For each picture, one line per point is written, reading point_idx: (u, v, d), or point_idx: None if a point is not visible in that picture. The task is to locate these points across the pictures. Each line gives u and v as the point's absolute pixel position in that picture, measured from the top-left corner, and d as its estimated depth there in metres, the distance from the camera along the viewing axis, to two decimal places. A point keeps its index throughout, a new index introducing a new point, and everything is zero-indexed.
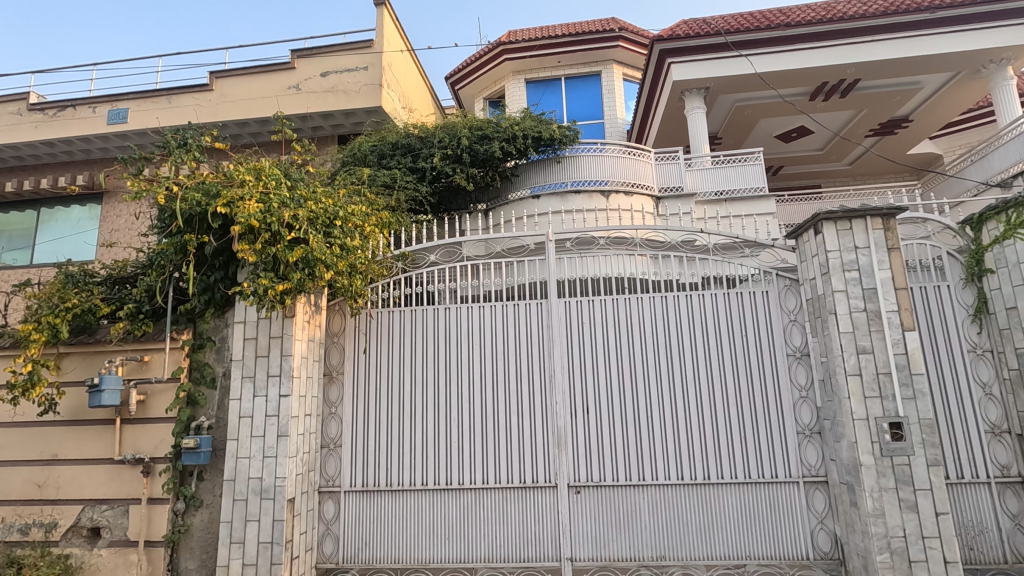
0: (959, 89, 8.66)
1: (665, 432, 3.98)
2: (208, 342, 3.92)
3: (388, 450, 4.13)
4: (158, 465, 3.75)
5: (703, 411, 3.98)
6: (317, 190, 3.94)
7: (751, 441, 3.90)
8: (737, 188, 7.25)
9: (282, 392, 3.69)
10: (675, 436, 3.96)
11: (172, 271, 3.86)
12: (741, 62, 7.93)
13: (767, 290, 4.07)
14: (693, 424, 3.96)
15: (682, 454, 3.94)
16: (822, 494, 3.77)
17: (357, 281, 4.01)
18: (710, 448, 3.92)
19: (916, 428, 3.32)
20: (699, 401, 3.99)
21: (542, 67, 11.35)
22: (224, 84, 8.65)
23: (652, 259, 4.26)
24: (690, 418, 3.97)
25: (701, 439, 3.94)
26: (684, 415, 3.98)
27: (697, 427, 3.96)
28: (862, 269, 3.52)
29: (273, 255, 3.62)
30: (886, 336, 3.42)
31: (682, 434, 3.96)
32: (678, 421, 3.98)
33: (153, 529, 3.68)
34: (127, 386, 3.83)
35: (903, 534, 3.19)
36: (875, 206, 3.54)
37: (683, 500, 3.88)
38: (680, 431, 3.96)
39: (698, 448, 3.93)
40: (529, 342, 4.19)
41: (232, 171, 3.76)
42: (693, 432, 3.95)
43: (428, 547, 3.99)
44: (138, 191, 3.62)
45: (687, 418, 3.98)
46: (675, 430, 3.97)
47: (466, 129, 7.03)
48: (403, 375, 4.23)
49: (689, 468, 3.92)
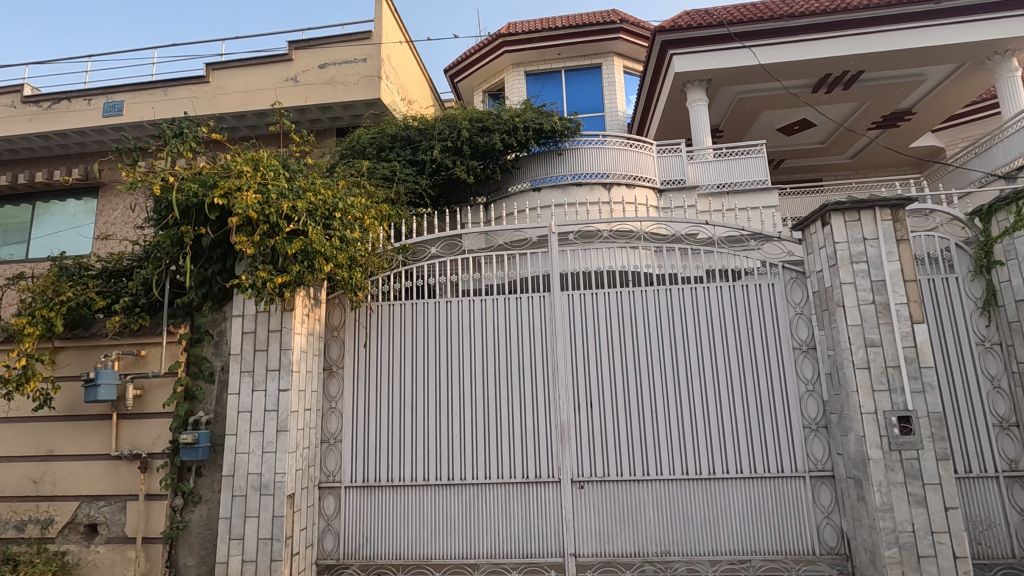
0: (963, 81, 8.58)
1: (665, 374, 4.00)
2: (206, 335, 3.86)
3: (389, 444, 4.08)
4: (156, 461, 3.70)
5: (703, 360, 3.98)
6: (316, 182, 3.88)
7: (751, 391, 3.91)
8: (739, 181, 7.18)
9: (281, 386, 3.65)
10: (675, 379, 3.98)
11: (169, 264, 3.79)
12: (745, 53, 7.86)
13: (772, 282, 4.02)
14: (692, 368, 3.98)
15: (682, 397, 3.95)
16: (828, 488, 3.73)
17: (357, 273, 3.95)
18: (710, 392, 3.94)
19: (925, 422, 3.26)
20: (699, 343, 4.00)
21: (542, 59, 11.24)
22: (221, 76, 8.55)
23: (656, 252, 4.21)
24: (690, 361, 3.99)
25: (701, 383, 3.96)
26: (684, 358, 4.00)
27: (697, 371, 3.97)
28: (870, 261, 3.46)
29: (272, 247, 3.58)
30: (894, 328, 3.36)
31: (682, 377, 3.98)
32: (678, 364, 4.00)
33: (151, 525, 3.62)
34: (124, 380, 3.76)
35: (911, 529, 3.15)
36: (883, 197, 3.48)
37: (689, 491, 3.85)
38: (680, 374, 3.98)
39: (699, 397, 3.94)
40: (530, 334, 4.13)
41: (228, 162, 3.70)
42: (693, 376, 3.97)
43: (428, 544, 3.95)
44: (133, 181, 3.56)
45: (687, 361, 3.99)
46: (675, 373, 3.99)
47: (466, 121, 6.96)
48: (403, 369, 4.18)
49: (690, 416, 3.93)
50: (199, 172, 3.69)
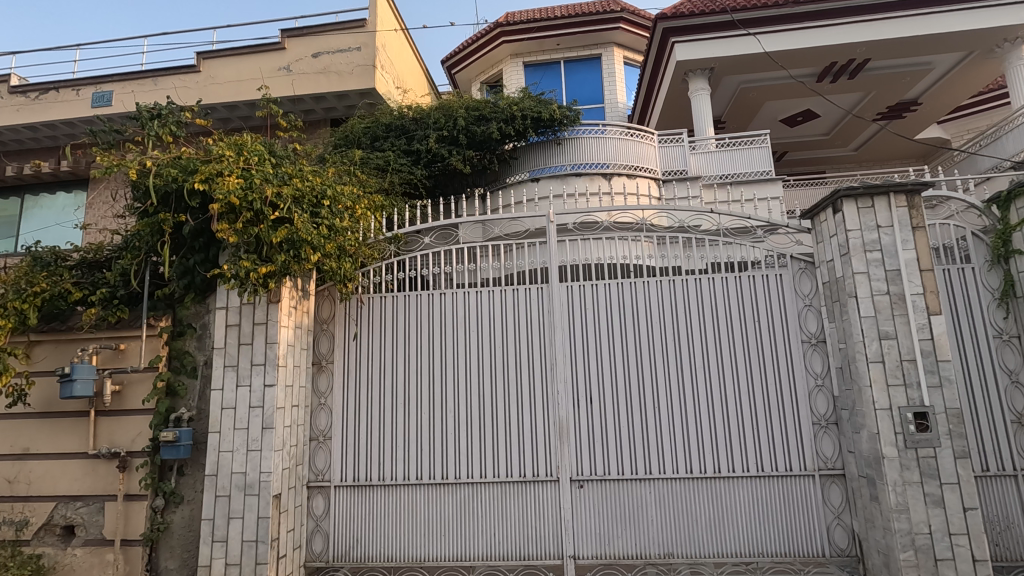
0: (971, 69, 8.40)
1: (665, 332, 3.87)
2: (189, 329, 3.69)
3: (382, 442, 3.92)
4: (135, 459, 3.54)
5: (703, 307, 3.88)
6: (304, 168, 3.71)
7: (751, 329, 3.81)
8: (744, 172, 7.01)
9: (267, 381, 3.48)
10: (675, 333, 3.87)
11: (147, 253, 3.64)
12: (749, 41, 7.66)
13: (780, 275, 3.85)
14: (692, 317, 3.87)
15: (682, 351, 3.84)
16: (838, 487, 3.57)
17: (346, 264, 3.78)
18: (710, 337, 3.84)
19: (943, 419, 3.10)
20: (699, 290, 3.90)
21: (541, 50, 11.05)
22: (212, 65, 8.36)
23: (658, 244, 4.05)
24: (690, 311, 3.88)
25: (701, 330, 3.85)
26: (684, 310, 3.89)
27: (697, 320, 3.86)
28: (884, 250, 3.30)
29: (255, 235, 3.40)
30: (910, 320, 3.20)
31: (682, 330, 3.86)
32: (678, 319, 3.88)
33: (129, 527, 3.46)
34: (102, 375, 3.60)
35: (928, 530, 2.99)
36: (898, 181, 3.31)
37: (693, 465, 3.71)
38: (680, 327, 3.87)
39: (699, 346, 3.83)
40: (529, 327, 3.97)
41: (210, 146, 3.52)
42: (693, 326, 3.86)
43: (421, 545, 3.79)
44: (108, 165, 3.35)
45: (687, 312, 3.88)
46: (675, 328, 3.87)
47: (463, 110, 6.79)
48: (395, 363, 4.02)
49: (690, 369, 3.82)
50: (179, 157, 3.50)
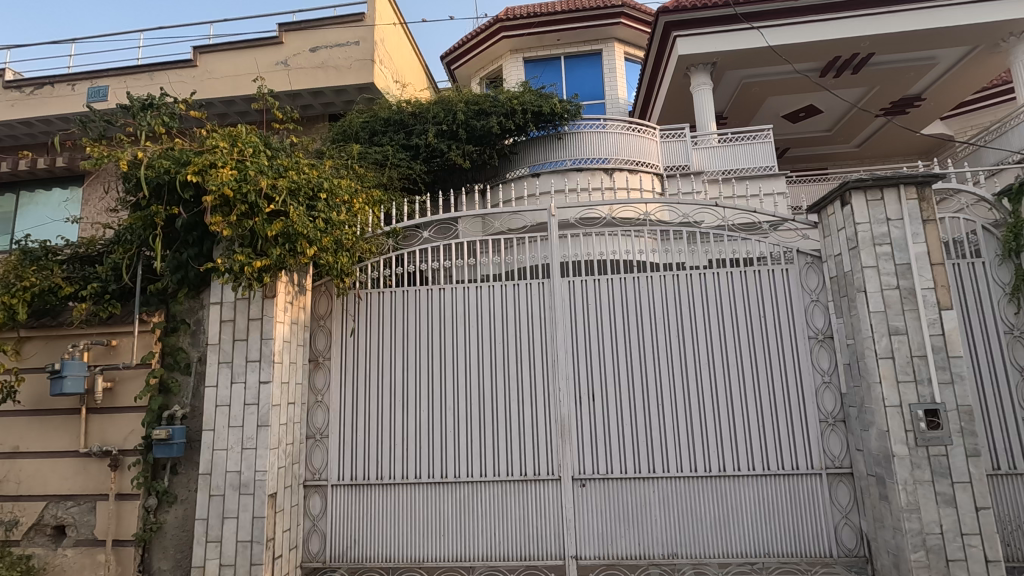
0: (975, 64, 8.32)
1: (665, 282, 3.86)
2: (182, 324, 3.61)
3: (380, 440, 3.84)
4: (127, 458, 3.46)
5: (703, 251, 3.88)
6: (300, 160, 3.63)
7: (753, 276, 3.80)
8: (746, 167, 6.93)
9: (262, 378, 3.40)
10: (675, 282, 3.85)
11: (140, 246, 3.56)
12: (753, 35, 7.57)
13: (786, 270, 3.77)
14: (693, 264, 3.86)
15: (682, 302, 3.82)
16: (846, 486, 3.50)
17: (343, 258, 3.70)
18: (711, 286, 3.81)
19: (954, 416, 3.03)
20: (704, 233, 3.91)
21: (542, 45, 10.96)
22: (208, 60, 8.26)
23: (660, 241, 3.96)
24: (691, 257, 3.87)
25: (702, 278, 3.83)
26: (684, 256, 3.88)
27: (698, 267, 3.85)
28: (894, 243, 3.22)
29: (250, 228, 3.33)
30: (921, 315, 3.12)
31: (683, 280, 3.85)
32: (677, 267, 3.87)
33: (122, 527, 3.39)
34: (93, 372, 3.52)
35: (939, 530, 2.92)
36: (909, 173, 3.23)
37: (693, 417, 3.68)
38: (680, 278, 3.85)
39: (699, 296, 3.81)
40: (530, 321, 3.89)
41: (204, 137, 3.44)
42: (693, 275, 3.85)
43: (419, 545, 3.72)
44: (98, 157, 3.25)
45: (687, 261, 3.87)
46: (676, 278, 3.85)
47: (462, 104, 6.72)
48: (393, 358, 3.94)
49: (690, 320, 3.79)
50: (172, 148, 3.41)
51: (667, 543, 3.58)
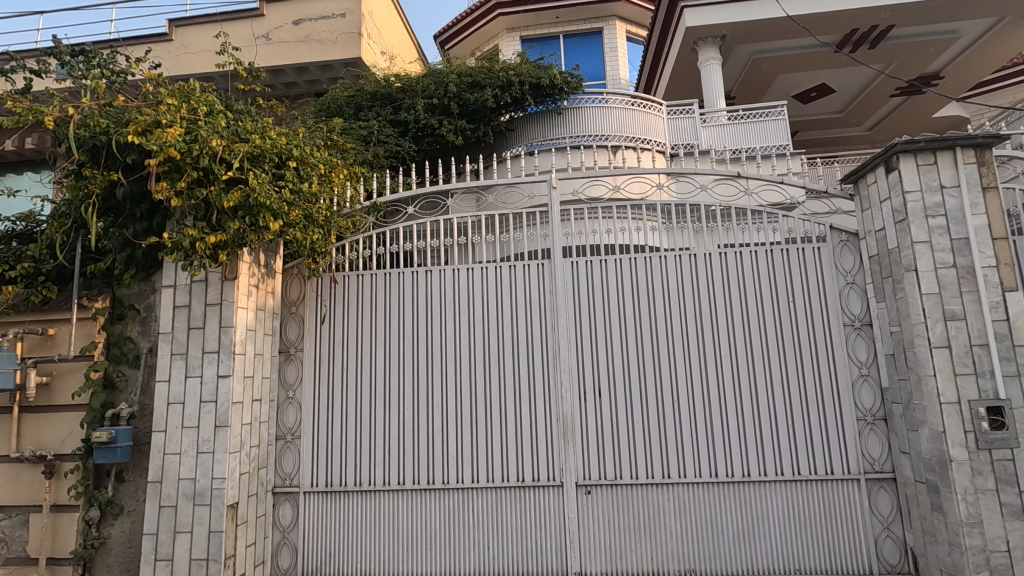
0: (998, 39, 7.91)
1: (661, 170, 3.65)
2: (130, 311, 3.15)
3: (359, 444, 3.40)
4: (64, 464, 3.02)
5: None
6: (266, 124, 3.15)
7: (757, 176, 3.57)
8: (757, 146, 6.47)
9: (220, 371, 2.96)
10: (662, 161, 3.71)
11: (77, 222, 3.08)
12: (769, 4, 7.11)
13: (818, 249, 3.33)
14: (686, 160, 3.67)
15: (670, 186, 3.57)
16: (887, 493, 3.09)
17: (315, 235, 3.23)
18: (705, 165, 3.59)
19: (1020, 415, 2.62)
20: None
21: (539, 23, 10.42)
22: (183, 33, 7.74)
23: (664, 226, 3.55)
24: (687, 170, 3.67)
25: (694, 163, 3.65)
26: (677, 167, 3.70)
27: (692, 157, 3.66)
28: (949, 215, 2.78)
29: (203, 198, 2.88)
30: (982, 297, 2.69)
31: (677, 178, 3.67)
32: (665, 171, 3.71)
33: (58, 544, 2.95)
34: (26, 365, 3.08)
35: (1006, 547, 2.51)
36: (967, 133, 2.78)
37: (695, 240, 3.42)
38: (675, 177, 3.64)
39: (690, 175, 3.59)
40: (529, 306, 3.45)
41: (153, 93, 2.97)
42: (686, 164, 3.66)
43: (406, 560, 3.29)
44: (19, 115, 2.74)
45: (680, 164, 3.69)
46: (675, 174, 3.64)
47: (454, 76, 6.27)
48: (372, 350, 3.50)
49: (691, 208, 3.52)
50: (111, 105, 2.93)
51: (667, 366, 3.32)
